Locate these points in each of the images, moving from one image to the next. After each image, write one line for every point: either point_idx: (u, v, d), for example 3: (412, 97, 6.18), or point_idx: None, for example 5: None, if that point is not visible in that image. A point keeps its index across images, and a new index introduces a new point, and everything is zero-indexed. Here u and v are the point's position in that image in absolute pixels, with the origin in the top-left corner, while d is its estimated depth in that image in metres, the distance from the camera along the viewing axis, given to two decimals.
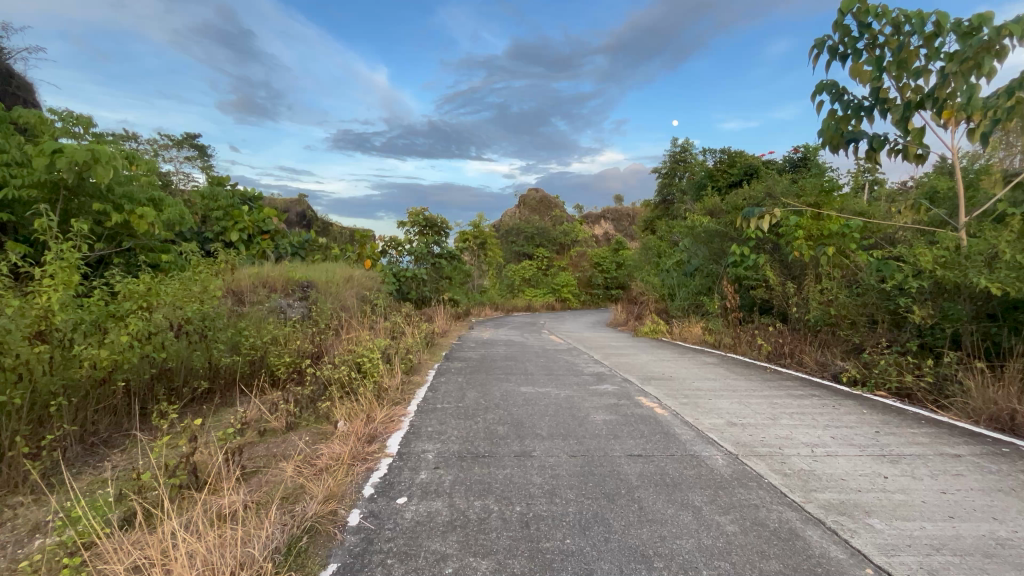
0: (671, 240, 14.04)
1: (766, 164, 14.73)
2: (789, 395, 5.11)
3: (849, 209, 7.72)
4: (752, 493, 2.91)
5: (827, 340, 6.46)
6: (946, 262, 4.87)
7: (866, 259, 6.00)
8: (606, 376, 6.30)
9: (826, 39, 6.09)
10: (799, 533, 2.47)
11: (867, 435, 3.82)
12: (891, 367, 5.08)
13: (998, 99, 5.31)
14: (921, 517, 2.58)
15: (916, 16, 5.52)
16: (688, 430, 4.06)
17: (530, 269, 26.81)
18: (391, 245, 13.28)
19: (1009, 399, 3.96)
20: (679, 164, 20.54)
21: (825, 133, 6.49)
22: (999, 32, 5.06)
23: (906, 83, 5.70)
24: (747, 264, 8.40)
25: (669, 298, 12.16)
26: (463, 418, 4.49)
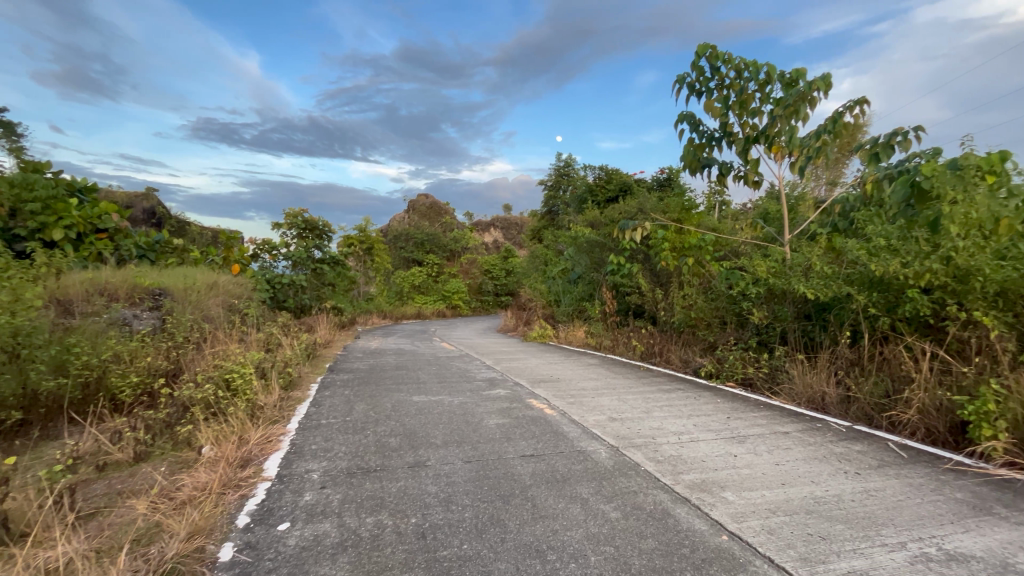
0: (557, 248, 14.83)
1: (638, 182, 16.31)
2: (660, 390, 5.69)
3: (705, 225, 8.86)
4: (632, 480, 3.19)
5: (689, 339, 7.29)
6: (776, 271, 5.84)
7: (718, 269, 7.00)
8: (498, 381, 6.41)
9: (686, 75, 6.95)
10: (670, 512, 2.76)
11: (721, 420, 4.41)
12: (737, 361, 5.92)
13: (811, 140, 6.53)
14: (762, 486, 3.04)
15: (753, 65, 6.57)
16: (574, 427, 4.32)
17: (419, 276, 26.28)
18: (265, 249, 12.13)
19: (821, 383, 4.83)
20: (563, 178, 21.84)
21: (685, 158, 7.39)
22: (810, 85, 6.24)
23: (746, 120, 6.74)
24: (623, 273, 9.20)
25: (555, 304, 12.79)
26: (352, 433, 4.25)
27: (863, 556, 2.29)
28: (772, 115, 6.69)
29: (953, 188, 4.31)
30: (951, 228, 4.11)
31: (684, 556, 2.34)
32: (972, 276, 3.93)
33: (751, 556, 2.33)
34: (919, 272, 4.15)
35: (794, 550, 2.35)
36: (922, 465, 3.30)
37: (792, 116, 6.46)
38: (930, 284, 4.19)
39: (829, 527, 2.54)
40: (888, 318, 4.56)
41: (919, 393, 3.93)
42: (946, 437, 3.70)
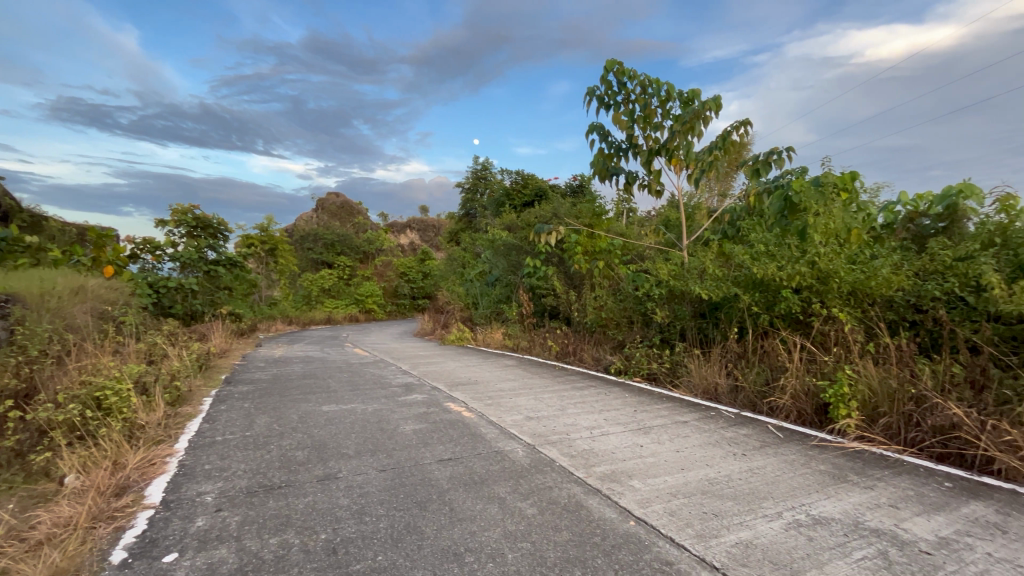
0: (474, 251, 14.87)
1: (552, 188, 16.87)
2: (573, 388, 5.93)
3: (615, 229, 9.28)
4: (547, 476, 3.28)
5: (600, 339, 7.65)
6: (675, 273, 6.35)
7: (626, 272, 7.47)
8: (414, 386, 6.26)
9: (596, 88, 7.32)
10: (583, 504, 2.88)
11: (629, 414, 4.70)
12: (643, 358, 6.34)
13: (705, 154, 7.18)
14: (665, 472, 3.28)
15: (655, 83, 7.10)
16: (491, 428, 4.35)
17: (329, 278, 24.92)
18: (145, 249, 10.79)
19: (714, 375, 5.32)
20: (480, 181, 22.04)
21: (596, 166, 7.78)
22: (703, 105, 6.86)
23: (649, 134, 7.25)
24: (539, 275, 9.48)
25: (472, 306, 12.78)
26: (253, 448, 3.91)
27: (748, 527, 2.55)
28: (672, 130, 7.26)
29: (817, 203, 5.02)
30: (816, 236, 4.79)
31: (595, 545, 2.45)
32: (830, 278, 4.55)
33: (655, 538, 2.50)
34: (791, 274, 4.73)
35: (692, 528, 2.56)
36: (794, 443, 3.77)
37: (689, 132, 7.07)
38: (799, 285, 4.78)
39: (721, 505, 2.81)
40: (767, 315, 5.14)
41: (792, 380, 4.49)
42: (813, 417, 4.26)
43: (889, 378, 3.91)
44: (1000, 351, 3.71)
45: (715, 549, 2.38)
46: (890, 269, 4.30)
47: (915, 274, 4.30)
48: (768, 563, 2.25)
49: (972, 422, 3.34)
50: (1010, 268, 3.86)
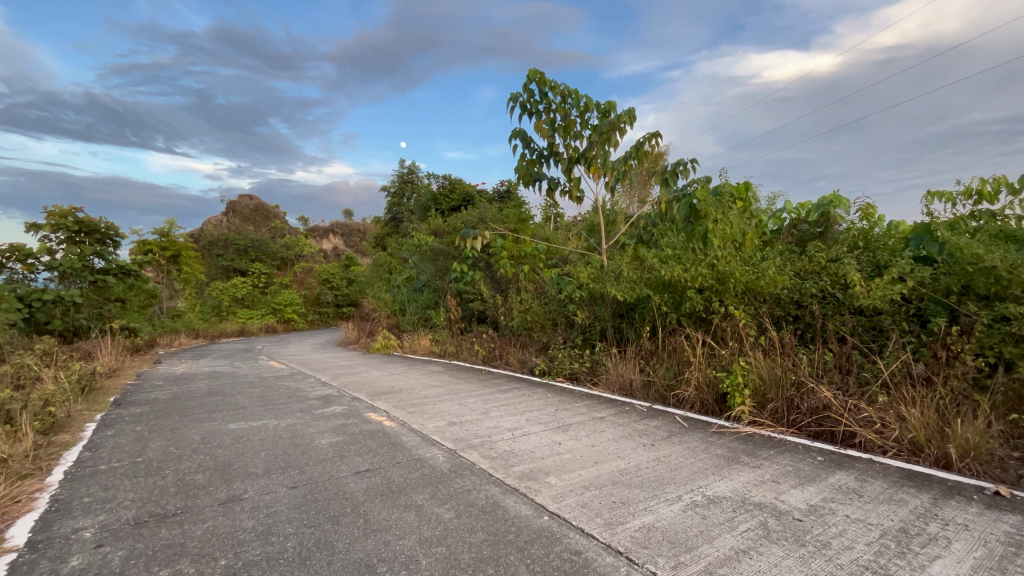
0: (400, 257, 14.58)
1: (480, 193, 16.99)
2: (498, 391, 6.00)
3: (540, 235, 9.70)
4: (466, 480, 3.30)
5: (526, 341, 7.82)
6: (594, 276, 6.66)
7: (550, 275, 7.78)
8: (334, 397, 6.00)
9: (519, 95, 7.49)
10: (500, 504, 2.94)
11: (550, 413, 4.85)
12: (566, 358, 6.56)
13: (620, 163, 7.58)
14: (580, 466, 3.43)
15: (574, 94, 7.40)
16: (413, 436, 4.29)
17: (242, 287, 23.15)
18: (13, 257, 9.39)
19: (629, 371, 5.63)
20: (406, 185, 21.74)
21: (519, 172, 7.96)
22: (618, 117, 7.24)
23: (570, 142, 7.53)
24: (465, 280, 9.51)
25: (400, 313, 12.46)
26: (144, 475, 3.55)
27: (651, 512, 2.74)
28: (590, 140, 7.60)
29: (716, 209, 5.49)
30: (715, 241, 5.23)
31: (509, 542, 2.51)
32: (727, 279, 5.00)
33: (567, 530, 2.61)
34: (694, 276, 5.13)
35: (601, 517, 2.70)
36: (696, 431, 4.09)
37: (606, 142, 7.44)
38: (702, 286, 5.19)
39: (629, 493, 2.98)
40: (675, 314, 5.52)
41: (696, 373, 4.87)
42: (713, 406, 4.65)
43: (775, 367, 4.37)
44: (862, 340, 4.27)
45: (620, 535, 2.52)
46: (776, 270, 4.79)
47: (797, 274, 4.82)
48: (667, 543, 2.43)
49: (838, 403, 3.85)
50: (869, 268, 4.44)
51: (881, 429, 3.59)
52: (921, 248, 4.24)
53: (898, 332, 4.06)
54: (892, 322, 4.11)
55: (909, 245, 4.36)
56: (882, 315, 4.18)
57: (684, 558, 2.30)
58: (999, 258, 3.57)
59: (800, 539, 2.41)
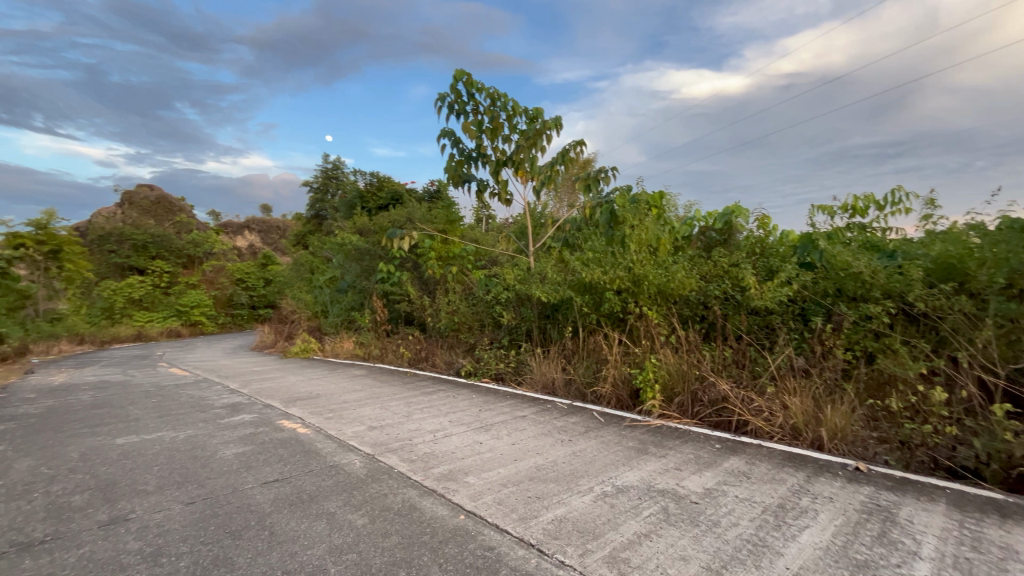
0: (323, 256, 13.94)
1: (409, 192, 16.69)
2: (422, 393, 5.91)
3: (469, 237, 9.80)
4: (383, 485, 3.23)
5: (453, 342, 7.77)
6: (520, 278, 6.81)
7: (478, 277, 7.85)
8: (243, 405, 5.61)
9: (446, 95, 7.46)
10: (416, 506, 2.91)
11: (473, 413, 4.86)
12: (492, 359, 6.61)
13: (547, 168, 7.78)
14: (499, 465, 3.48)
15: (502, 98, 7.49)
16: (329, 442, 4.12)
17: (139, 287, 20.82)
18: None
19: (552, 370, 5.79)
20: (331, 180, 21.15)
21: (448, 173, 7.92)
22: (545, 124, 7.44)
23: (497, 145, 7.61)
24: (392, 281, 9.29)
25: (322, 315, 11.84)
26: (6, 500, 3.10)
27: (563, 504, 2.85)
28: (517, 143, 7.73)
29: (634, 216, 5.90)
30: (632, 245, 5.57)
31: (423, 543, 2.50)
32: (642, 281, 5.28)
33: (482, 527, 2.64)
34: (613, 278, 5.39)
35: (516, 513, 2.76)
36: (611, 426, 4.31)
37: (533, 146, 7.61)
38: (619, 288, 5.46)
39: (544, 488, 3.08)
40: (595, 314, 5.77)
41: (612, 370, 5.13)
42: (628, 400, 4.92)
43: (682, 363, 4.70)
44: (757, 338, 4.71)
45: (533, 528, 2.60)
46: (685, 273, 5.13)
47: (702, 277, 5.19)
48: (576, 533, 2.54)
49: (734, 395, 4.24)
50: (764, 272, 4.88)
51: (769, 417, 4.00)
52: (806, 255, 4.75)
53: (786, 329, 4.52)
54: (781, 321, 4.57)
55: (795, 252, 4.86)
56: (773, 314, 4.63)
57: (591, 546, 2.42)
58: (864, 265, 4.13)
59: (694, 520, 2.63)
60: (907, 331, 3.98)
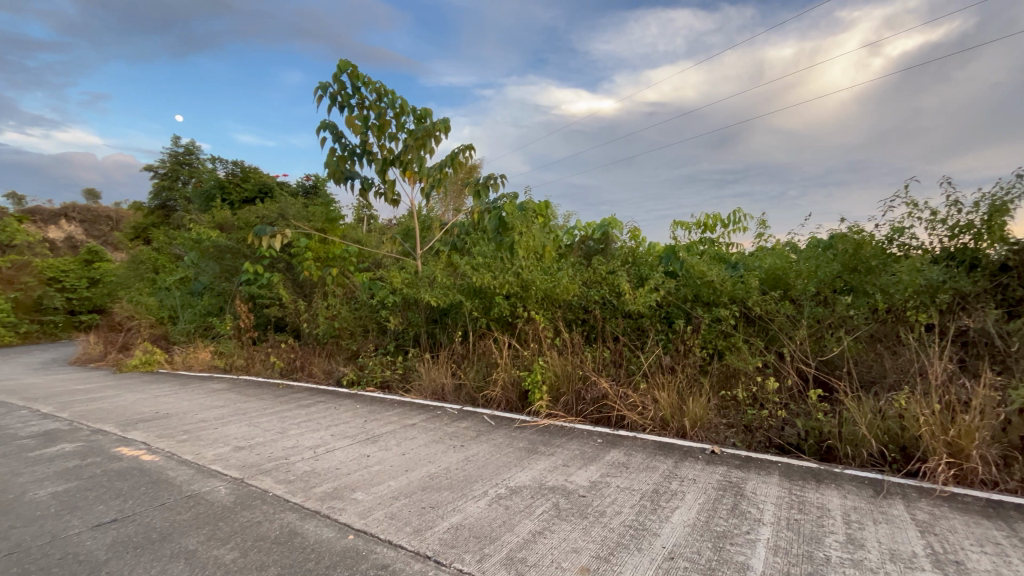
0: (171, 253, 12.10)
1: (280, 186, 15.28)
2: (298, 406, 5.40)
3: (350, 237, 9.26)
4: (255, 511, 2.88)
5: (333, 350, 7.24)
6: (408, 282, 6.63)
7: (361, 280, 7.47)
8: (62, 433, 4.60)
9: (328, 85, 6.98)
10: (297, 530, 2.65)
11: (358, 425, 4.58)
12: (377, 366, 6.30)
13: (436, 171, 7.68)
14: (389, 477, 3.32)
15: (389, 95, 7.23)
16: (184, 469, 3.56)
17: None
18: None
19: (441, 375, 5.71)
20: (182, 167, 18.58)
21: (328, 168, 7.40)
22: (434, 125, 7.35)
23: (384, 143, 7.32)
24: (260, 283, 8.38)
25: (169, 322, 10.18)
26: None
27: (458, 511, 2.82)
28: (405, 143, 7.50)
29: (522, 223, 6.16)
30: (520, 252, 5.77)
31: (307, 571, 2.28)
32: (530, 286, 5.46)
33: (373, 545, 2.50)
34: (502, 283, 5.52)
35: (410, 526, 2.66)
36: (501, 428, 4.37)
37: (421, 147, 7.45)
38: (508, 293, 5.60)
39: (438, 496, 3.01)
40: (485, 318, 5.83)
41: (502, 373, 5.23)
42: (516, 402, 5.05)
43: (566, 364, 4.97)
44: (630, 339, 5.16)
45: (428, 539, 2.53)
46: (569, 279, 5.42)
47: (584, 283, 5.54)
48: (472, 539, 2.53)
49: (613, 392, 4.61)
50: (636, 279, 5.35)
51: (642, 411, 4.41)
52: (670, 264, 5.34)
53: (654, 331, 5.03)
54: (650, 323, 5.07)
55: (661, 262, 5.42)
56: (643, 317, 5.10)
57: (488, 550, 2.43)
58: (715, 274, 4.78)
59: (583, 512, 2.78)
60: (747, 331, 4.67)
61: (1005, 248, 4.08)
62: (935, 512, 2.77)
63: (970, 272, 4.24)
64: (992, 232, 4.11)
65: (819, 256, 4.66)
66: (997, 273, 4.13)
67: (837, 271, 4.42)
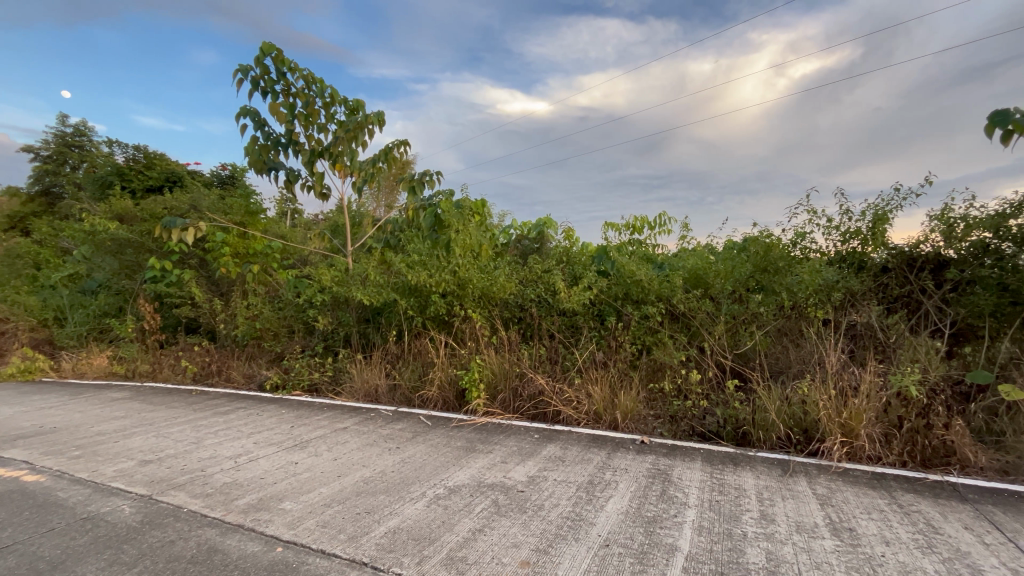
0: (58, 247, 10.69)
1: (191, 175, 14.04)
2: (215, 413, 4.99)
3: (273, 232, 8.70)
4: (167, 530, 2.62)
5: (254, 353, 6.78)
6: (338, 280, 6.36)
7: (286, 278, 7.05)
8: None
9: (249, 69, 6.50)
10: (218, 547, 2.45)
11: (283, 431, 4.31)
12: (304, 368, 5.97)
13: (368, 165, 7.41)
14: (319, 484, 3.16)
15: (319, 83, 6.88)
16: (78, 489, 3.17)
17: None
18: None
19: (374, 377, 5.53)
20: (71, 150, 16.51)
21: (249, 157, 6.90)
22: (366, 118, 7.08)
23: (312, 133, 6.95)
24: (168, 281, 7.64)
25: (54, 324, 8.99)
26: None
27: (396, 514, 2.74)
28: (335, 135, 7.16)
29: (458, 221, 6.10)
30: (457, 250, 5.72)
31: None
32: (466, 285, 5.44)
33: (304, 556, 2.37)
34: (438, 281, 5.44)
35: (345, 533, 2.55)
36: (439, 428, 4.32)
37: (353, 140, 7.15)
38: (445, 291, 5.53)
39: (374, 501, 2.91)
40: (420, 317, 5.72)
41: (438, 372, 5.16)
42: (453, 402, 5.00)
43: (503, 362, 5.00)
44: (565, 335, 5.30)
45: (365, 545, 2.44)
46: (505, 278, 5.46)
47: (521, 281, 5.61)
48: (411, 541, 2.47)
49: (548, 388, 4.70)
50: (570, 278, 5.50)
51: (576, 405, 4.55)
52: (602, 264, 5.54)
53: (587, 328, 5.20)
54: (583, 320, 5.23)
55: (594, 261, 5.61)
56: (577, 315, 5.26)
57: (428, 552, 2.39)
58: (643, 273, 5.02)
59: (522, 507, 2.82)
60: (672, 327, 4.97)
61: (886, 252, 4.65)
62: (832, 486, 3.12)
63: (858, 272, 4.79)
64: (876, 238, 4.65)
65: (735, 257, 5.05)
66: (879, 274, 4.70)
67: (750, 272, 4.82)
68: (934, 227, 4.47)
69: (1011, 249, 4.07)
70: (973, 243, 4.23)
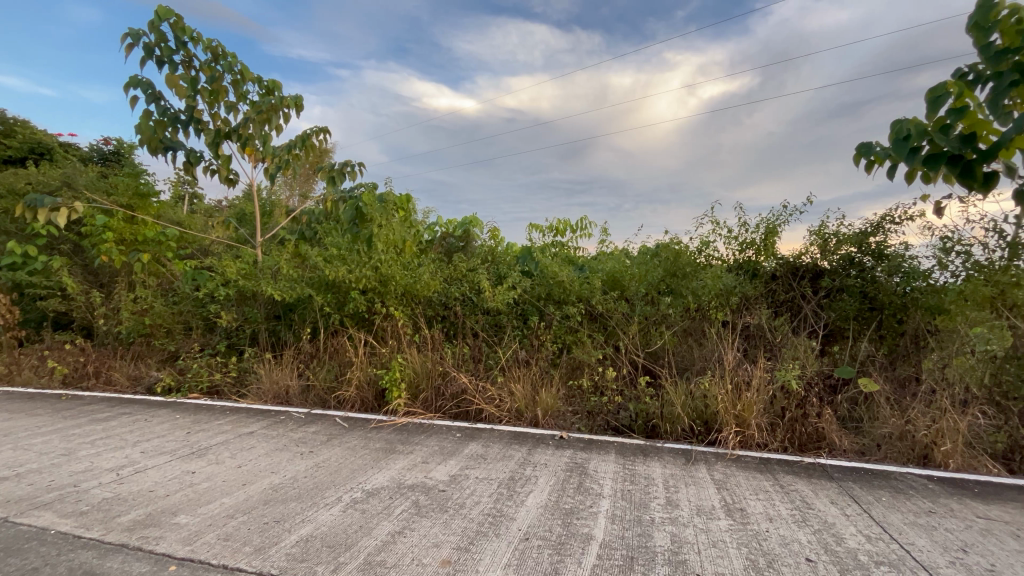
0: None
1: (65, 148, 12.27)
2: (91, 420, 4.39)
3: (167, 218, 7.80)
4: (29, 557, 2.27)
5: (141, 351, 6.07)
6: (245, 272, 5.88)
7: (183, 269, 6.40)
8: None
9: (142, 34, 5.80)
10: (96, 572, 2.17)
11: (178, 438, 3.89)
12: (203, 369, 5.43)
13: (283, 151, 6.92)
14: (220, 495, 2.90)
15: (228, 58, 6.31)
16: None
17: None
18: None
19: (284, 377, 5.17)
20: None
21: (141, 132, 6.16)
22: (281, 100, 6.61)
23: (218, 112, 6.35)
24: (31, 268, 6.59)
25: None
26: None
27: (308, 522, 2.60)
28: (245, 115, 6.60)
29: (381, 216, 5.88)
30: (379, 245, 5.52)
31: None
32: (389, 281, 5.27)
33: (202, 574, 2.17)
34: (358, 277, 5.22)
35: (251, 545, 2.37)
36: (356, 430, 4.15)
37: (265, 123, 6.63)
38: (365, 287, 5.33)
39: (283, 509, 2.74)
40: (338, 314, 5.45)
41: (357, 372, 4.96)
42: (373, 402, 4.83)
43: (426, 361, 4.91)
44: (488, 334, 5.34)
45: (273, 557, 2.29)
46: (429, 275, 5.37)
47: (445, 279, 5.54)
48: (326, 549, 2.36)
49: (472, 386, 4.71)
50: (495, 277, 5.53)
51: (499, 403, 4.60)
52: (526, 264, 5.65)
53: (510, 327, 5.28)
54: (507, 319, 5.30)
55: (518, 261, 5.71)
56: (501, 314, 5.33)
57: (344, 558, 2.29)
58: (565, 275, 5.20)
59: (443, 507, 2.79)
60: (591, 326, 5.19)
61: (775, 262, 5.21)
62: (727, 472, 3.44)
63: (752, 279, 5.30)
64: (767, 249, 5.19)
65: (649, 261, 5.37)
66: (769, 281, 5.24)
67: (661, 276, 5.18)
68: (813, 241, 5.09)
69: (870, 261, 4.83)
70: (842, 256, 4.92)
